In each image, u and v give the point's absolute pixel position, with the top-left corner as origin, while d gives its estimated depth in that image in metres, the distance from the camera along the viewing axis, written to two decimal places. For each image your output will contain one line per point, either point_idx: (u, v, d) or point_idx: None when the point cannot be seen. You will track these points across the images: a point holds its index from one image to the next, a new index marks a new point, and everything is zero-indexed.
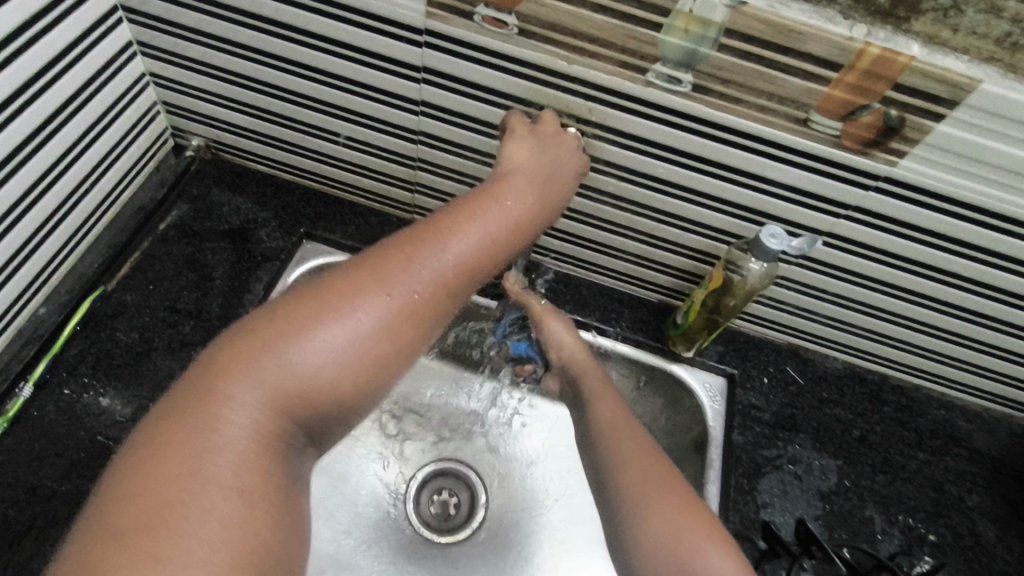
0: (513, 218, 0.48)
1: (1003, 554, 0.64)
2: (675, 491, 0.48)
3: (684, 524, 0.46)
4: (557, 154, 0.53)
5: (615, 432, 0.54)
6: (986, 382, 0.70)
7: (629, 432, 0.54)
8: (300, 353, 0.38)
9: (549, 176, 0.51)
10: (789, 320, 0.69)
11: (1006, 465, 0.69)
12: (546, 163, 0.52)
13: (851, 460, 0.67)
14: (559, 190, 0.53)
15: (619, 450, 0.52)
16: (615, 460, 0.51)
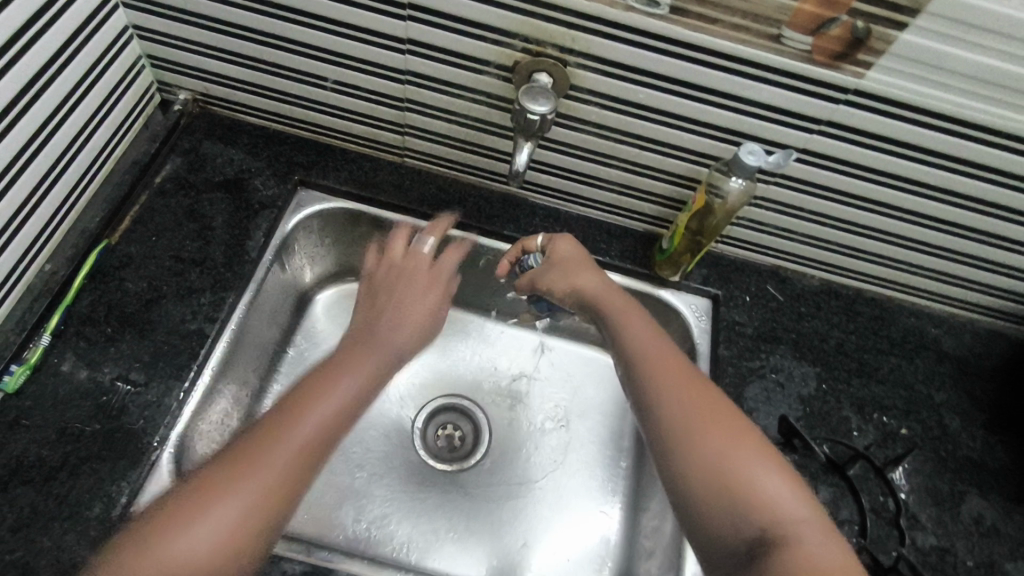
0: (379, 366, 0.59)
1: (968, 443, 0.70)
2: (727, 415, 0.52)
3: (741, 446, 0.50)
4: (417, 271, 0.66)
5: (658, 358, 0.57)
6: (952, 289, 0.74)
7: (673, 357, 0.57)
8: (184, 540, 0.44)
9: (416, 306, 0.64)
10: (769, 241, 0.73)
11: (970, 363, 0.75)
12: (412, 287, 0.65)
13: (829, 367, 0.72)
14: (434, 312, 0.66)
15: (666, 375, 0.55)
16: (663, 384, 0.55)
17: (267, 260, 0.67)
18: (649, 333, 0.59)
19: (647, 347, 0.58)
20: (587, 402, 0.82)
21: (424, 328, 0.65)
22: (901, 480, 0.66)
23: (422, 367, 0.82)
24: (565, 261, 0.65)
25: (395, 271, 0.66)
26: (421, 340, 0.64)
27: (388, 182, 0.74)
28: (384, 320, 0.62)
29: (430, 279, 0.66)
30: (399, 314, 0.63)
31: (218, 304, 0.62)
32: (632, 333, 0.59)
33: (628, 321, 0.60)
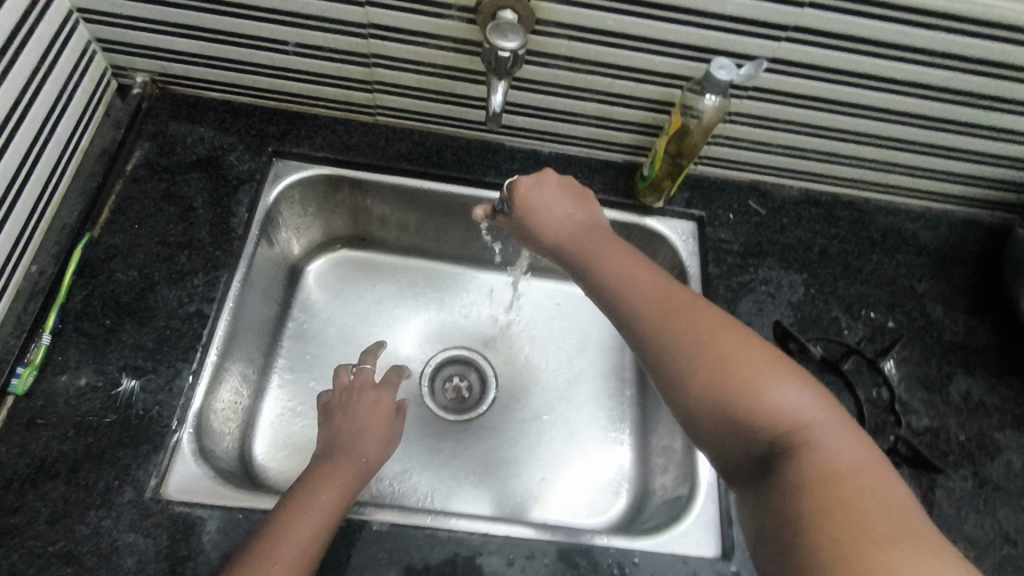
0: (357, 472, 0.60)
1: (952, 328, 0.73)
2: (726, 328, 0.51)
3: (747, 358, 0.49)
4: (367, 390, 0.69)
5: (642, 287, 0.55)
6: (926, 183, 0.76)
7: (658, 283, 0.55)
8: None
9: (372, 417, 0.66)
10: (746, 156, 0.74)
11: (949, 253, 0.77)
12: (366, 403, 0.67)
13: (815, 272, 0.74)
14: (391, 419, 0.68)
15: (655, 302, 0.53)
16: (653, 312, 0.53)
17: (254, 234, 0.66)
18: (628, 261, 0.57)
19: (628, 277, 0.56)
20: (587, 339, 0.84)
21: (388, 440, 0.66)
22: (892, 370, 0.69)
23: (421, 323, 0.83)
24: (533, 205, 0.62)
25: (349, 396, 0.68)
26: (384, 444, 0.66)
27: (363, 143, 0.73)
28: (349, 436, 0.64)
29: (379, 395, 0.69)
30: (361, 428, 0.65)
31: (213, 284, 0.62)
32: (610, 265, 0.57)
33: (606, 253, 0.58)
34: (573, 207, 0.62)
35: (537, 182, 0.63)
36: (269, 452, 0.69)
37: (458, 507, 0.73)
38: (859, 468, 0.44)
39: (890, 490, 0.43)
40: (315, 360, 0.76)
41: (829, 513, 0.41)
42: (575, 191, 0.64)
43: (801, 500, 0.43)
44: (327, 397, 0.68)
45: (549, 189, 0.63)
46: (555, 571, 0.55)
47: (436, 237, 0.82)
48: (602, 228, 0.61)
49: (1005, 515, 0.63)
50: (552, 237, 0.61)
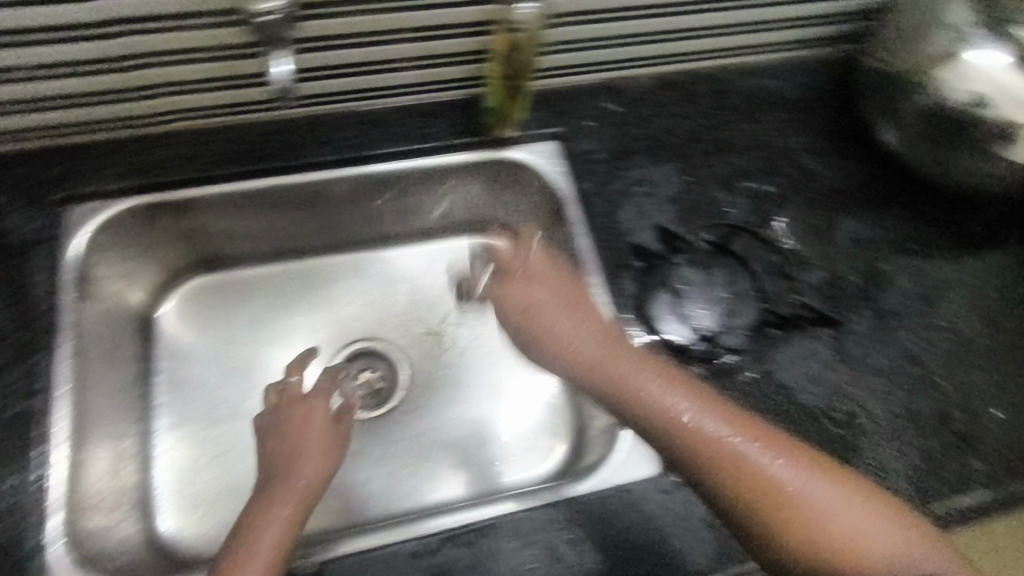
0: (300, 498, 0.56)
1: (826, 175, 0.73)
2: (773, 440, 0.50)
3: (808, 481, 0.48)
4: (295, 402, 0.63)
5: (671, 400, 0.52)
6: (770, 35, 0.74)
7: (694, 396, 0.52)
8: None
9: (308, 433, 0.61)
10: (587, 57, 0.69)
11: (810, 101, 0.76)
12: (300, 418, 0.62)
13: (688, 158, 0.71)
14: (330, 429, 0.63)
15: (698, 425, 0.50)
16: (700, 442, 0.50)
17: (67, 299, 0.57)
18: (648, 372, 0.55)
19: (650, 391, 0.53)
20: (488, 289, 0.79)
21: (332, 451, 0.61)
22: (783, 234, 0.68)
23: (308, 329, 0.76)
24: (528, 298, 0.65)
25: (279, 412, 0.62)
26: (328, 458, 0.60)
27: (165, 157, 0.63)
28: (283, 460, 0.59)
29: (312, 408, 0.63)
30: (296, 448, 0.60)
31: (32, 372, 0.54)
32: (630, 380, 0.55)
33: (624, 358, 0.57)
34: (587, 325, 0.61)
35: (539, 288, 0.65)
36: (181, 521, 0.63)
37: (406, 505, 0.70)
38: None
39: None
40: (202, 408, 0.69)
41: None
42: (579, 301, 0.62)
43: None
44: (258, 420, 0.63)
45: (553, 294, 0.64)
46: (504, 546, 0.54)
47: (294, 232, 0.74)
48: (609, 332, 0.60)
49: (906, 337, 0.65)
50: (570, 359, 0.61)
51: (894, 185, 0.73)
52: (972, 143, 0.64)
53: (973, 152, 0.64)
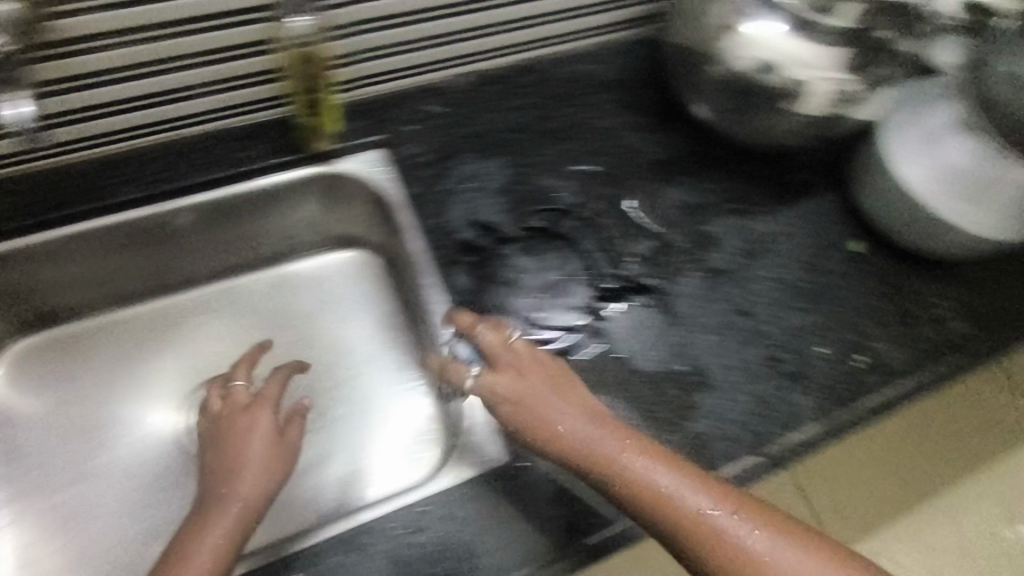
0: (240, 513, 0.54)
1: (653, 148, 0.75)
2: (756, 516, 0.48)
3: (779, 543, 0.47)
4: (236, 414, 0.61)
5: (655, 478, 0.50)
6: (584, 21, 0.75)
7: (673, 467, 0.50)
8: None
9: (251, 442, 0.59)
10: (395, 62, 0.69)
11: (635, 79, 0.78)
12: (244, 428, 0.60)
13: (517, 149, 0.72)
14: (274, 439, 0.60)
15: (674, 494, 0.49)
16: (667, 507, 0.49)
17: None
18: (632, 448, 0.52)
19: (634, 467, 0.51)
20: (342, 306, 0.79)
21: (275, 460, 0.59)
22: (633, 208, 0.71)
23: (163, 373, 0.73)
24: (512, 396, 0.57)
25: (220, 426, 0.60)
26: (270, 469, 0.58)
27: None
28: (224, 470, 0.57)
29: (257, 414, 0.61)
30: (236, 459, 0.58)
31: None
32: (615, 460, 0.51)
33: (597, 431, 0.53)
34: (567, 395, 0.56)
35: (525, 379, 0.57)
36: None
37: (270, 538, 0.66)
38: None
39: None
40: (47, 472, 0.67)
41: None
42: (560, 374, 0.57)
43: None
44: (199, 426, 0.62)
45: (540, 390, 0.56)
46: None
47: (129, 276, 0.72)
48: (594, 412, 0.55)
49: (736, 293, 0.69)
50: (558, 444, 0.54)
51: (721, 152, 0.76)
52: (766, 101, 0.68)
53: (768, 110, 0.69)
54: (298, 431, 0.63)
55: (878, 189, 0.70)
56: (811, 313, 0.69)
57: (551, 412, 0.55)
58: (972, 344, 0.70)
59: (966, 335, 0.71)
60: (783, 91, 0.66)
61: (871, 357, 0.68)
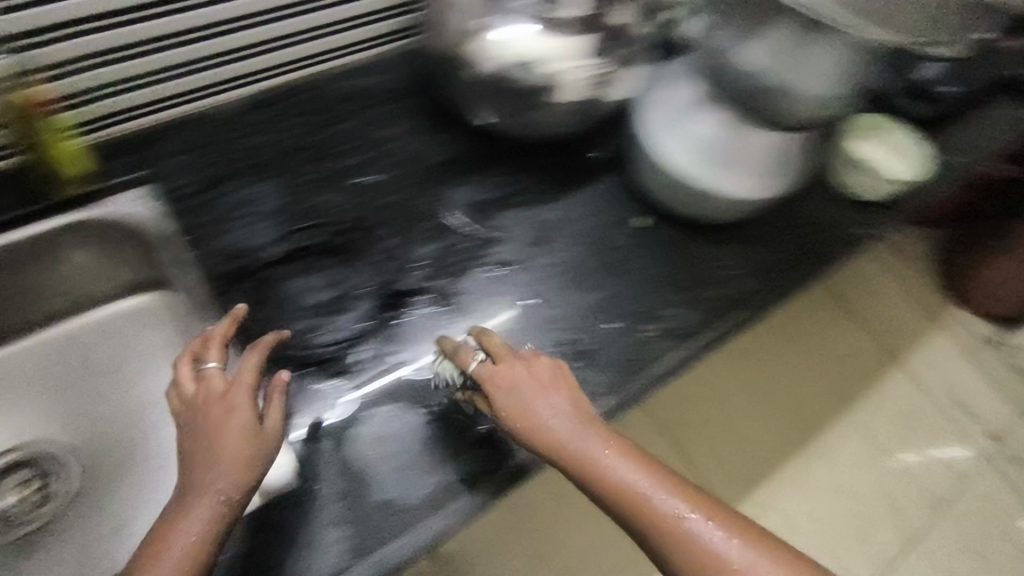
0: (211, 522, 0.46)
1: (435, 152, 0.76)
2: (731, 525, 0.48)
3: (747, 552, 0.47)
4: (211, 399, 0.51)
5: (636, 483, 0.49)
6: (349, 35, 0.76)
7: (646, 469, 0.50)
8: None
9: (225, 434, 0.49)
10: (139, 96, 0.67)
11: (414, 87, 0.80)
12: (215, 415, 0.51)
13: (290, 169, 0.71)
14: (252, 428, 0.50)
15: (652, 499, 0.48)
16: (642, 511, 0.48)
17: None
18: (614, 453, 0.50)
19: (617, 473, 0.49)
20: (136, 363, 0.74)
21: (253, 450, 0.50)
22: (457, 220, 0.73)
23: None
24: (506, 390, 0.53)
25: (191, 412, 0.51)
26: (252, 458, 0.49)
27: None
28: (195, 467, 0.49)
29: (234, 399, 0.52)
30: (212, 451, 0.49)
31: None
32: (597, 463, 0.50)
33: (589, 433, 0.51)
34: (565, 394, 0.53)
35: (521, 380, 0.54)
36: None
37: None
38: None
39: None
40: None
41: None
42: (557, 375, 0.54)
43: None
44: (171, 406, 0.53)
45: (536, 391, 0.53)
46: None
47: None
48: (584, 412, 0.53)
49: (525, 281, 0.71)
50: (540, 440, 0.51)
51: (505, 151, 0.79)
52: (522, 96, 0.70)
53: (527, 104, 0.71)
54: (280, 410, 0.53)
55: (644, 165, 0.74)
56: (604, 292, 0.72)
57: (538, 410, 0.52)
58: (755, 298, 0.74)
59: (751, 290, 0.75)
60: (532, 86, 0.69)
61: (662, 325, 0.71)
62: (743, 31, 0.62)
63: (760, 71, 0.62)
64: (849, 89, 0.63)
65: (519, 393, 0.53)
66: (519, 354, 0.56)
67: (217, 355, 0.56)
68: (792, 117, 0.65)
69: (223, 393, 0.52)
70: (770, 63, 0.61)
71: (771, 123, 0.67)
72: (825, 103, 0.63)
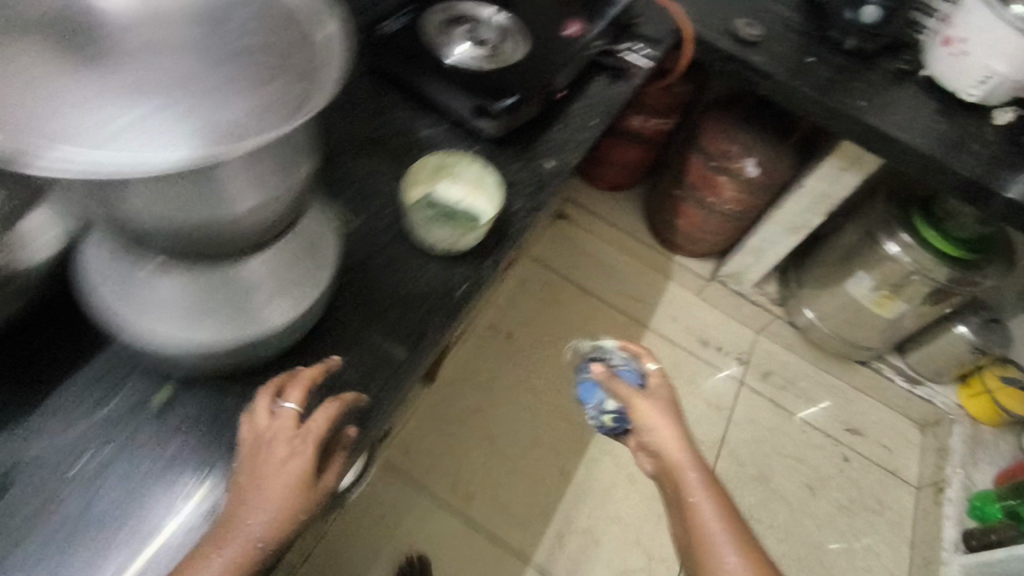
0: (243, 553, 0.55)
1: None
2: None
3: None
4: (274, 439, 0.59)
5: (711, 524, 0.77)
6: None
7: (720, 500, 0.80)
8: None
9: (280, 480, 0.57)
10: None
11: None
12: (275, 453, 0.59)
13: None
14: (303, 480, 0.58)
15: (715, 529, 0.77)
16: (703, 521, 0.78)
17: None
18: (707, 496, 0.79)
19: (704, 513, 0.78)
20: None
21: (297, 499, 0.57)
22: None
23: None
24: (654, 399, 0.87)
25: (253, 447, 0.60)
26: (297, 511, 0.57)
27: None
28: (246, 493, 0.57)
29: (296, 446, 0.59)
30: (264, 487, 0.57)
31: None
32: (692, 495, 0.80)
33: (694, 470, 0.82)
34: (682, 435, 0.85)
35: (650, 402, 0.87)
36: None
37: None
38: None
39: None
40: None
41: None
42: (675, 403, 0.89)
43: None
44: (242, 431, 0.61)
45: (655, 408, 0.86)
46: None
47: None
48: (694, 456, 0.83)
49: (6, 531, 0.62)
50: (667, 444, 0.84)
51: None
52: None
53: None
54: (332, 473, 0.61)
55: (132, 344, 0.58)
56: (144, 494, 0.66)
57: (654, 437, 0.85)
58: (338, 438, 0.64)
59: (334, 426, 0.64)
60: None
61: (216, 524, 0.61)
62: (115, 184, 0.45)
63: (190, 222, 0.49)
64: (293, 184, 0.53)
65: (652, 403, 0.87)
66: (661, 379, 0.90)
67: (296, 398, 0.62)
68: (259, 227, 0.54)
69: (290, 433, 0.60)
70: (196, 215, 0.48)
71: (240, 253, 0.56)
72: (274, 213, 0.54)
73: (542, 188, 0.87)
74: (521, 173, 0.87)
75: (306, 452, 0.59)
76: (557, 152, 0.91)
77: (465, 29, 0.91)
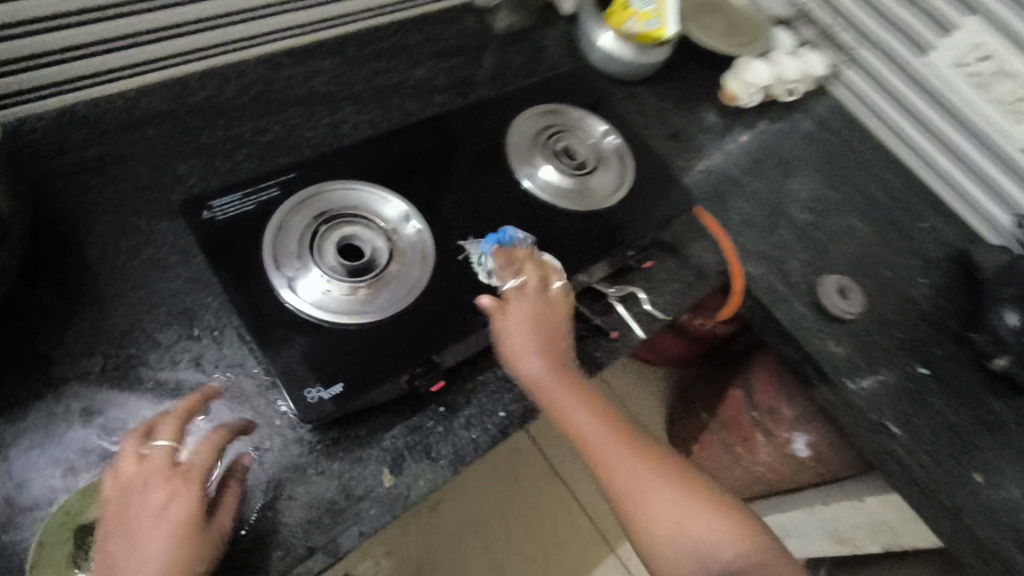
0: None
1: None
2: (669, 473, 0.55)
3: (659, 488, 0.53)
4: (146, 485, 0.46)
5: (604, 445, 0.55)
6: None
7: (586, 399, 0.58)
8: None
9: (160, 532, 0.45)
10: None
11: None
12: (146, 501, 0.46)
13: None
14: (200, 524, 0.47)
15: (595, 430, 0.56)
16: (558, 408, 0.57)
17: None
18: (578, 394, 0.58)
19: (578, 417, 0.56)
20: None
21: (190, 552, 0.45)
22: None
23: None
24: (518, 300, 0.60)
25: (119, 503, 0.46)
26: (188, 566, 0.45)
27: None
28: (118, 567, 0.44)
29: (176, 491, 0.46)
30: (141, 555, 0.44)
31: None
32: (561, 397, 0.57)
33: (520, 330, 0.59)
34: (523, 307, 0.60)
35: (516, 313, 0.60)
36: None
37: None
38: (721, 539, 0.51)
39: (706, 520, 0.52)
40: None
41: (636, 530, 0.53)
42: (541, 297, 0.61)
43: (637, 539, 0.53)
44: (104, 486, 0.47)
45: (518, 316, 0.59)
46: None
47: None
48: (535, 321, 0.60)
49: None
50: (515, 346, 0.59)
51: None
52: None
53: None
54: (228, 511, 0.49)
55: None
56: None
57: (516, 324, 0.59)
58: None
59: None
60: None
61: None
62: None
63: None
64: None
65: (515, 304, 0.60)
66: (540, 285, 0.62)
67: (172, 432, 0.49)
68: None
69: (169, 470, 0.47)
70: None
71: None
72: None
73: (343, 527, 0.55)
74: (333, 485, 0.57)
75: (193, 484, 0.47)
76: (411, 459, 0.59)
77: (337, 241, 0.61)
